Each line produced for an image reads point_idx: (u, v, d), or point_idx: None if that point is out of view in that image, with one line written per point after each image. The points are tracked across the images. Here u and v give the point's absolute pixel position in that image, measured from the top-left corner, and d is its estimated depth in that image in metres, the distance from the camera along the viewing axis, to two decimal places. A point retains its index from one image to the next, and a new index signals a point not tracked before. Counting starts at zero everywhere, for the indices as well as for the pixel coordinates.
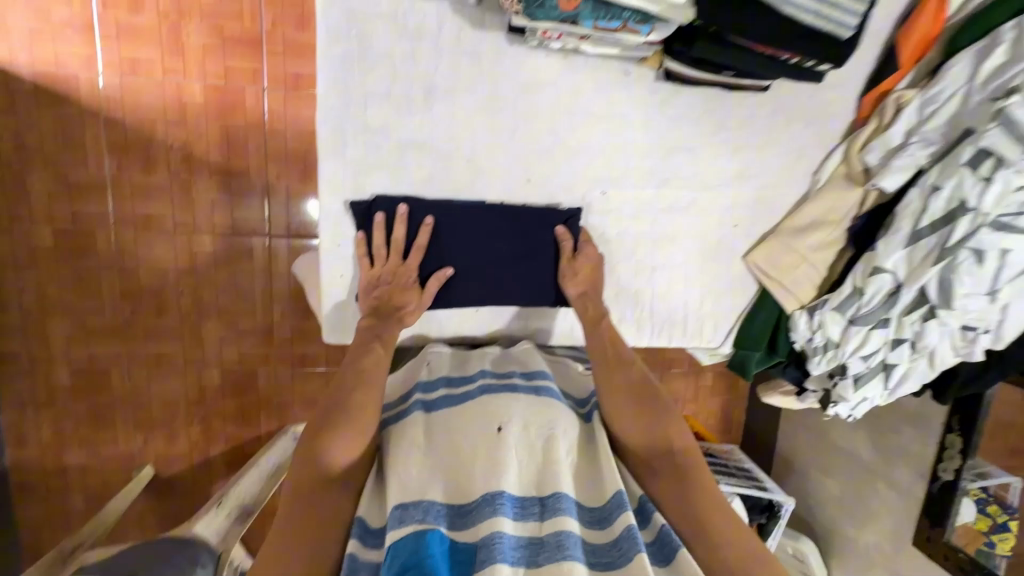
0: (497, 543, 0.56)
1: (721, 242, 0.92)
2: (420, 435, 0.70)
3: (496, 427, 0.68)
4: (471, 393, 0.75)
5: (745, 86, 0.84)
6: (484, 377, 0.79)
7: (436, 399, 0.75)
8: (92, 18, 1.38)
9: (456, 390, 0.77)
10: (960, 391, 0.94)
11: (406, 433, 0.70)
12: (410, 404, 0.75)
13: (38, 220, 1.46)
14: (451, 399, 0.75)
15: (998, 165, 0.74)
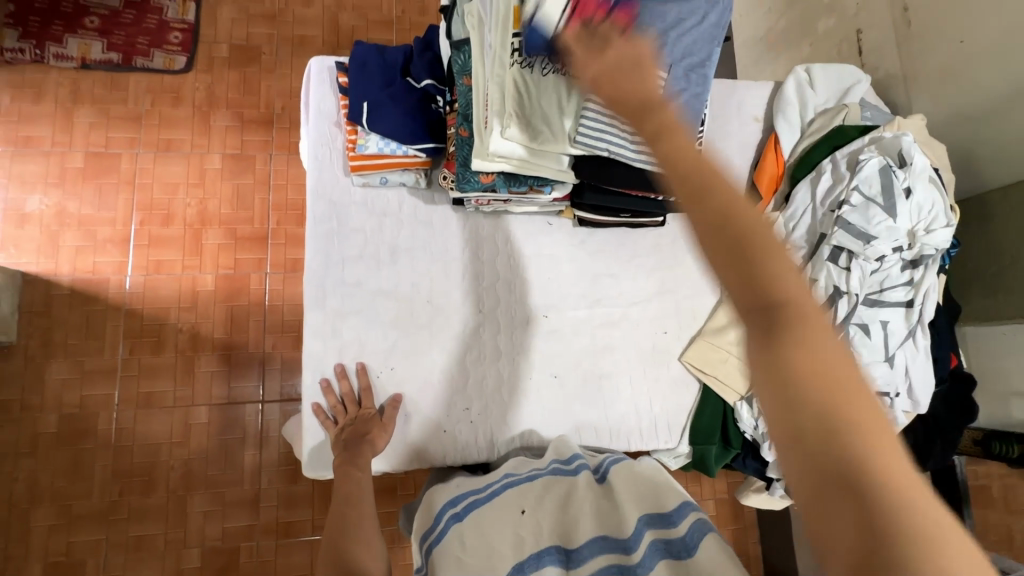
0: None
1: (657, 347, 1.05)
2: (458, 544, 0.74)
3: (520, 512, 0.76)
4: (494, 490, 0.81)
5: (643, 223, 1.06)
6: (506, 477, 0.84)
7: (462, 503, 0.80)
8: (130, 234, 1.69)
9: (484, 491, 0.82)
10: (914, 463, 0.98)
11: (445, 550, 0.74)
12: (443, 518, 0.79)
13: (47, 407, 1.57)
14: (478, 499, 0.80)
15: (851, 256, 0.93)
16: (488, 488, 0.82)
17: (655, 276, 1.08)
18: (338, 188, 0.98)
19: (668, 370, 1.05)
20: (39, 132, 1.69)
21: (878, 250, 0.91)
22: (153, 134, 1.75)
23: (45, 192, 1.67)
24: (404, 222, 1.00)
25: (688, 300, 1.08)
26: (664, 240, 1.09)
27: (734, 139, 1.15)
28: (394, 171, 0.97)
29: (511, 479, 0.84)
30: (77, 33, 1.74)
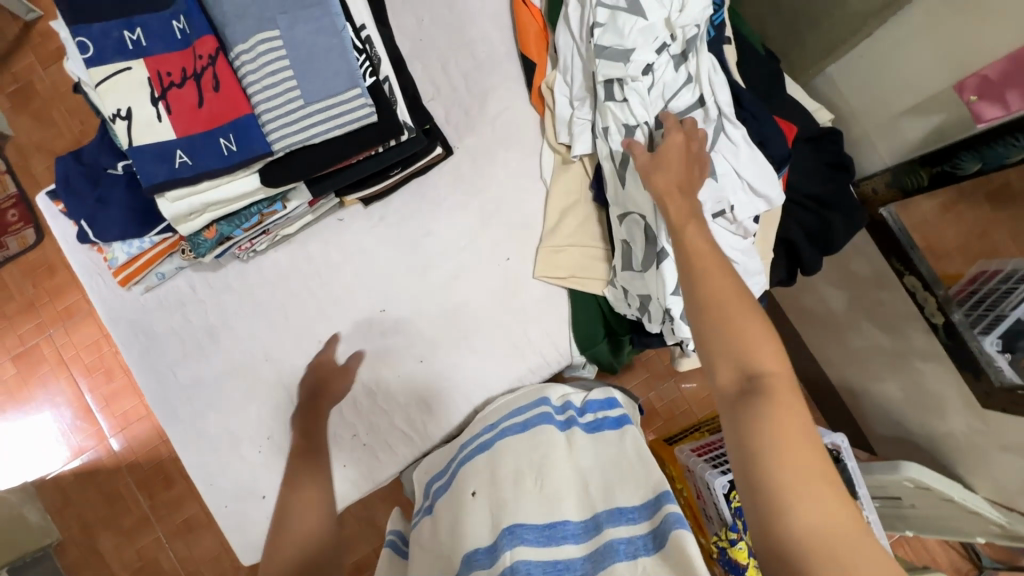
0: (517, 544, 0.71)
1: (507, 277, 0.97)
2: (423, 535, 0.85)
3: (471, 492, 0.81)
4: (452, 473, 0.89)
5: (427, 167, 0.96)
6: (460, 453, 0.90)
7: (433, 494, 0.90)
8: (89, 403, 1.78)
9: (447, 473, 0.90)
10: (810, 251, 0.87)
11: (416, 541, 0.85)
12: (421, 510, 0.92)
13: (118, 572, 1.74)
14: (443, 485, 0.89)
15: (622, 85, 0.78)
16: (450, 469, 0.90)
17: (471, 209, 0.98)
18: (129, 304, 0.95)
19: (529, 294, 0.97)
20: None
21: (641, 63, 0.76)
22: (52, 309, 1.79)
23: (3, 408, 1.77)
24: (206, 301, 0.96)
25: (516, 214, 0.98)
26: (462, 168, 0.98)
27: (480, 17, 0.99)
28: (161, 262, 0.93)
29: (468, 454, 0.87)
30: None
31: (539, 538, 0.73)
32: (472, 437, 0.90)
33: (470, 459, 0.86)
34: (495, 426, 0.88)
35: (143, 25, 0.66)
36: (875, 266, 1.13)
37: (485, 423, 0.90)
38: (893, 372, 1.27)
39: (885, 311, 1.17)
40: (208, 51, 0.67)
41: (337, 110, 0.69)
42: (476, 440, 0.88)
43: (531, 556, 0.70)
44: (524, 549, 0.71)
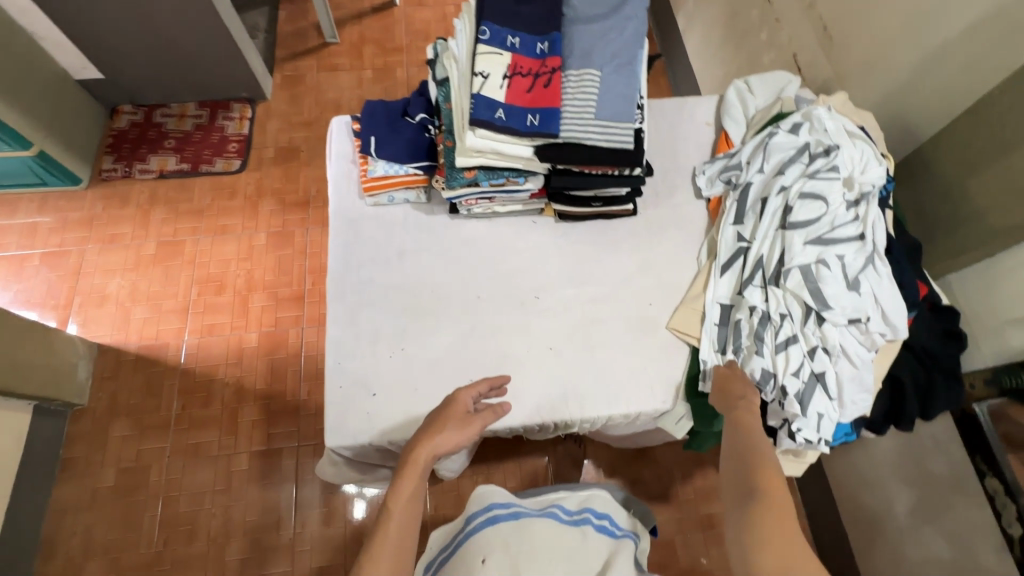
0: None
1: (644, 317, 1.14)
2: None
3: (480, 560, 0.94)
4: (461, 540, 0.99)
5: (616, 213, 1.21)
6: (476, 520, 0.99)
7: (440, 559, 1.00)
8: (188, 303, 1.94)
9: (452, 542, 1.01)
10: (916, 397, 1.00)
11: None
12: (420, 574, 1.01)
13: (108, 462, 1.71)
14: (450, 548, 0.99)
15: (800, 207, 1.02)
16: (456, 539, 1.01)
17: (634, 257, 1.20)
18: (355, 207, 1.19)
19: (656, 337, 1.12)
20: (122, 230, 2.05)
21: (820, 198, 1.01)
22: (212, 221, 2.08)
23: (123, 275, 1.98)
24: (408, 231, 1.18)
25: (668, 276, 1.18)
26: (639, 227, 1.23)
27: (690, 140, 1.33)
28: (399, 189, 1.18)
29: (478, 526, 0.98)
30: (158, 152, 2.18)
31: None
32: (488, 511, 0.99)
33: (480, 529, 0.97)
34: (513, 510, 1.00)
35: (521, 37, 1.00)
36: (954, 468, 1.20)
37: (496, 500, 1.01)
38: None
39: (954, 519, 1.20)
40: (554, 65, 0.99)
41: (613, 129, 0.98)
42: (487, 513, 0.99)
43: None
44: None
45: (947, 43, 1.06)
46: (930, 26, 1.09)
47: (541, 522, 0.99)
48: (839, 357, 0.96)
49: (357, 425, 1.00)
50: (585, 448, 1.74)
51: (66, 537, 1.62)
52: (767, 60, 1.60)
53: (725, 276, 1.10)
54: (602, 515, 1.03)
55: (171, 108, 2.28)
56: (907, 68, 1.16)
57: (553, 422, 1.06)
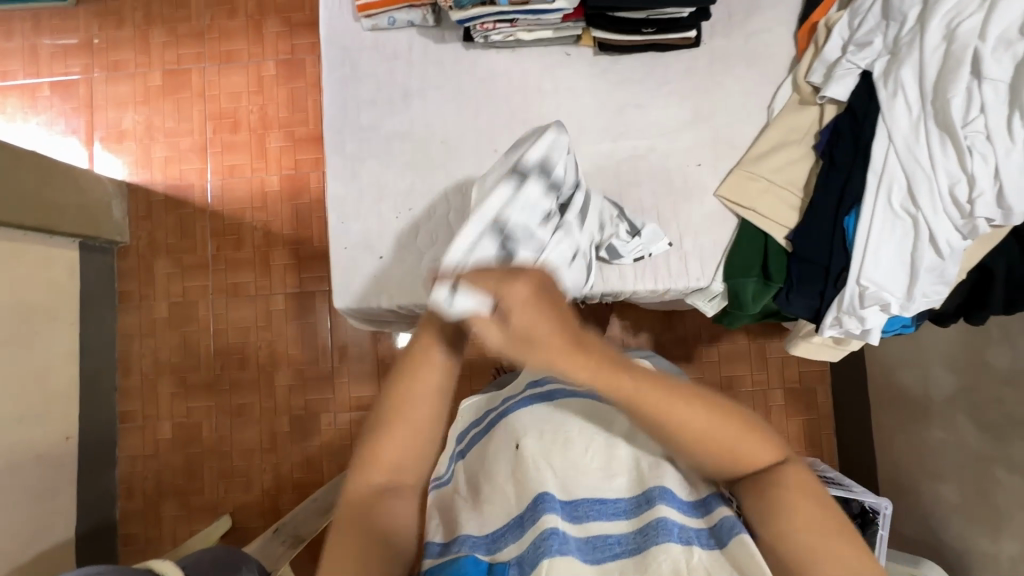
0: (544, 499, 0.61)
1: (688, 180, 0.96)
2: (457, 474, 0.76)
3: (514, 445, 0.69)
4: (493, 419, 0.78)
5: (673, 42, 0.95)
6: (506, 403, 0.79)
7: (466, 442, 0.80)
8: (205, 142, 1.86)
9: (484, 422, 0.81)
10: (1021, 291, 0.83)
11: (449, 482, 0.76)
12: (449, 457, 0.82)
13: (159, 296, 1.83)
14: (481, 428, 0.80)
15: (909, 56, 0.80)
16: (488, 419, 0.81)
17: (688, 104, 0.97)
18: (349, 33, 0.99)
19: (701, 206, 0.95)
20: (125, 56, 1.89)
21: (963, 42, 0.76)
22: (216, 47, 1.87)
23: (135, 109, 1.88)
24: (414, 64, 0.99)
25: (727, 127, 0.96)
26: (699, 63, 0.97)
27: None
28: (400, 9, 0.95)
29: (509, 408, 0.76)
30: None
31: (579, 511, 0.62)
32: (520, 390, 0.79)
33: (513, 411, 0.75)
34: (545, 387, 0.77)
35: None
36: (1015, 363, 1.10)
37: (531, 377, 0.79)
38: (962, 476, 1.23)
39: (998, 411, 1.14)
40: None
41: None
42: (519, 394, 0.77)
43: (572, 531, 0.60)
44: (602, 522, 0.61)
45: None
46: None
47: (581, 398, 0.73)
48: (922, 242, 0.79)
49: (365, 288, 0.96)
50: (613, 308, 1.69)
51: (137, 358, 1.82)
52: None
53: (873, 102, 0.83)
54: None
55: None
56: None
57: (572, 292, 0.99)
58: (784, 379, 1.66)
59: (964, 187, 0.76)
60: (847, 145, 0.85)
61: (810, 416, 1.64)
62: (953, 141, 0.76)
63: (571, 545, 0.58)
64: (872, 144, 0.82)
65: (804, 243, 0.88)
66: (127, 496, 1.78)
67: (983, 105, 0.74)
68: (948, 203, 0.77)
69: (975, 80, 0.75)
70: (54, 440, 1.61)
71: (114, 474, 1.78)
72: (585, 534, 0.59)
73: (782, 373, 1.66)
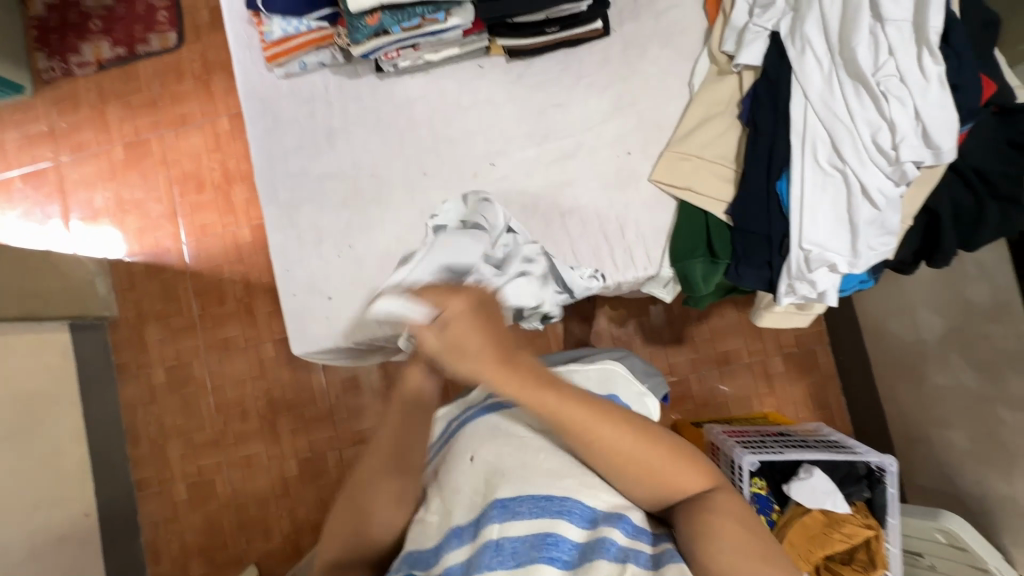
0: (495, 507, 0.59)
1: (620, 170, 0.94)
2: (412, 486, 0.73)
3: (468, 458, 0.67)
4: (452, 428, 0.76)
5: (581, 36, 0.94)
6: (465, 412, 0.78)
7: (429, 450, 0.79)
8: (175, 206, 1.90)
9: (444, 429, 0.79)
10: (978, 225, 0.78)
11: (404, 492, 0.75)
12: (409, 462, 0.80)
13: (155, 362, 1.87)
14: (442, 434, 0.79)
15: (811, 12, 0.78)
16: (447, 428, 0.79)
17: (608, 94, 0.95)
18: (265, 84, 1.00)
19: (638, 194, 0.93)
20: (86, 137, 1.94)
21: None
22: (170, 112, 1.91)
23: (105, 187, 1.93)
24: (332, 104, 0.99)
25: (651, 110, 0.94)
26: (612, 51, 0.96)
27: None
28: (308, 53, 0.96)
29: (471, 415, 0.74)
30: (89, 39, 1.93)
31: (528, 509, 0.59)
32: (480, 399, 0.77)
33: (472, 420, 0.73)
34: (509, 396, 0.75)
35: None
36: (997, 296, 1.06)
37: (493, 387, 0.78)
38: (968, 419, 1.19)
39: (991, 348, 1.10)
40: None
41: None
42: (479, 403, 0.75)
43: (521, 533, 0.57)
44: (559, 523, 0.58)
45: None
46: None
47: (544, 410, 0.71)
48: (856, 196, 0.77)
49: (319, 331, 0.96)
50: (595, 302, 1.66)
51: (143, 426, 1.86)
52: None
53: (785, 63, 0.81)
54: (611, 403, 0.80)
55: None
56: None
57: None
58: (781, 346, 1.61)
59: (886, 134, 0.74)
60: (768, 110, 0.83)
61: (813, 380, 1.59)
62: (868, 90, 0.74)
63: (517, 553, 0.56)
64: (790, 106, 0.80)
65: (744, 216, 0.86)
66: (156, 561, 1.82)
67: (891, 48, 0.72)
68: (874, 152, 0.75)
69: (878, 23, 0.73)
70: (74, 518, 1.65)
71: (140, 541, 1.82)
72: (533, 539, 0.57)
73: (777, 340, 1.61)
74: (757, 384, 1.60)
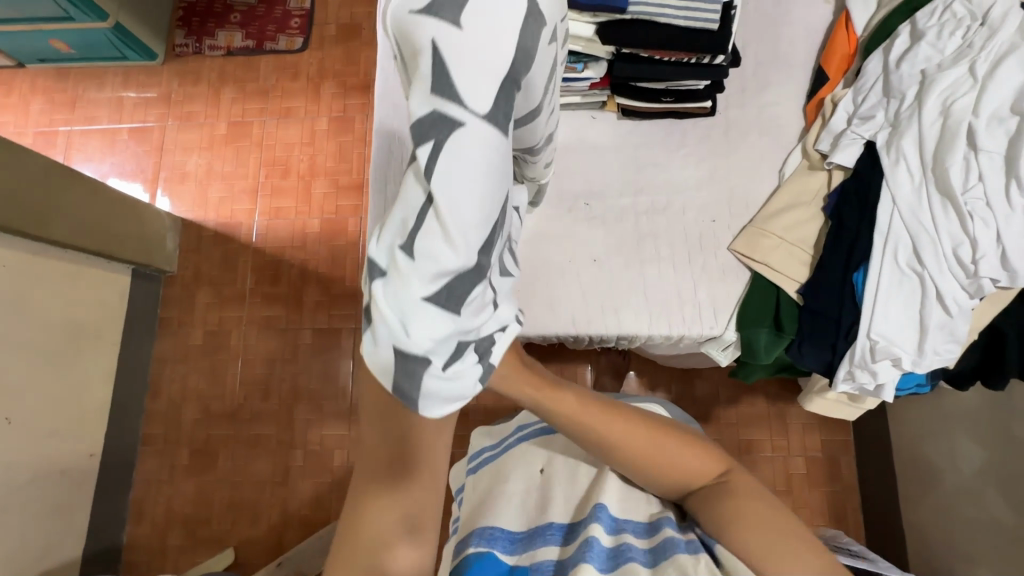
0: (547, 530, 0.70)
1: (703, 234, 1.01)
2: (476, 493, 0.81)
3: (540, 469, 0.80)
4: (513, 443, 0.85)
5: (690, 110, 1.04)
6: (523, 433, 0.86)
7: (483, 459, 0.86)
8: (257, 186, 2.02)
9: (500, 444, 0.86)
10: None
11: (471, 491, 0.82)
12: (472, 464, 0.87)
13: (196, 324, 1.93)
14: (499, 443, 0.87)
15: (909, 129, 0.87)
16: (503, 443, 0.87)
17: (704, 165, 1.04)
18: None
19: (716, 258, 1.00)
20: (196, 109, 2.11)
21: (959, 117, 0.82)
22: (277, 104, 2.08)
23: (200, 155, 2.07)
24: None
25: (741, 187, 1.03)
26: (714, 130, 1.06)
27: (798, 22, 1.09)
28: None
29: (531, 434, 0.85)
30: (225, 28, 2.14)
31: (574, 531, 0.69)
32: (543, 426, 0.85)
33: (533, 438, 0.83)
34: None
35: None
36: None
37: None
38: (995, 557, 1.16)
39: None
40: None
41: (695, 4, 0.80)
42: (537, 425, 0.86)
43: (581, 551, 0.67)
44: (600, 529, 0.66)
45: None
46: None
47: None
48: (930, 299, 0.82)
49: None
50: (631, 361, 1.69)
51: (166, 382, 1.90)
52: None
53: (876, 170, 0.89)
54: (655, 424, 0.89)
55: None
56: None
57: (588, 334, 1.00)
58: (807, 447, 1.59)
59: (967, 249, 0.80)
60: (854, 207, 0.90)
61: (834, 489, 1.56)
62: (954, 207, 0.81)
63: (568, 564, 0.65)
64: (878, 207, 0.87)
65: (815, 298, 0.91)
66: (137, 520, 1.79)
67: (981, 174, 0.79)
68: (953, 263, 0.81)
69: (972, 151, 0.81)
70: (79, 455, 1.66)
71: (128, 496, 1.80)
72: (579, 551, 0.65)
73: (803, 440, 1.60)
74: (776, 480, 1.58)
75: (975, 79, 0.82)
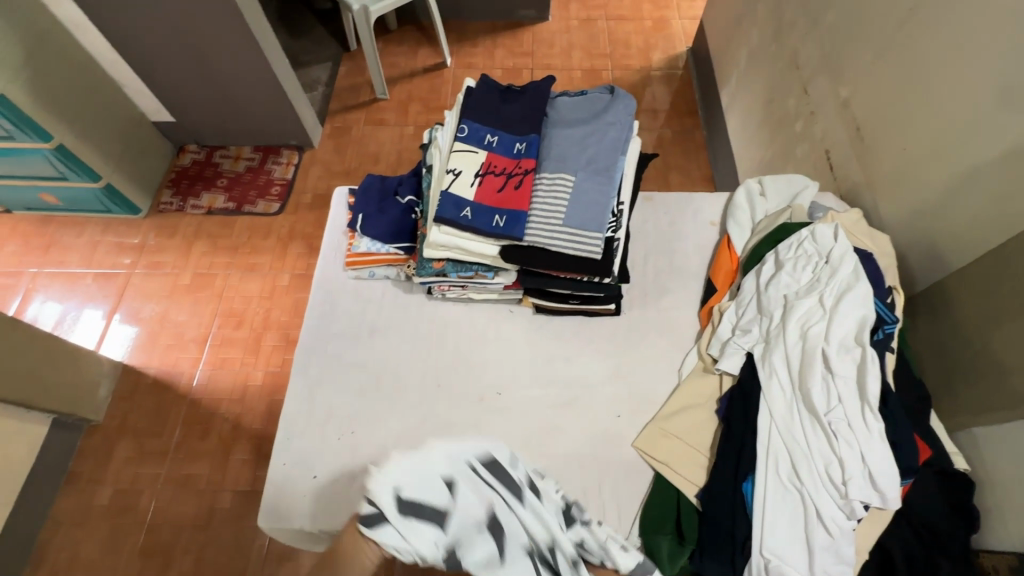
0: None
1: (608, 429, 1.05)
2: None
3: None
4: None
5: (595, 311, 1.15)
6: None
7: None
8: (208, 334, 2.06)
9: None
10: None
11: None
12: None
13: (108, 479, 1.80)
14: None
15: (778, 346, 0.96)
16: None
17: (609, 361, 1.12)
18: (335, 278, 1.21)
19: (619, 456, 1.02)
20: (165, 259, 2.23)
21: (816, 341, 0.92)
22: (243, 259, 2.21)
23: (158, 302, 2.14)
24: (382, 308, 1.18)
25: (643, 384, 1.09)
26: (619, 328, 1.16)
27: (689, 239, 1.27)
28: (380, 266, 1.19)
29: None
30: (210, 190, 2.37)
31: None
32: None
33: None
34: None
35: (500, 136, 1.00)
36: None
37: None
38: None
39: None
40: (527, 167, 0.97)
41: (580, 238, 0.94)
42: None
43: None
44: None
45: (996, 160, 0.98)
46: (1001, 127, 0.96)
47: None
48: (813, 518, 0.84)
49: (292, 507, 0.98)
50: None
51: (56, 548, 1.71)
52: (800, 153, 1.60)
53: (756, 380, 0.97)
54: None
55: (229, 151, 2.47)
56: (945, 181, 1.08)
57: None
58: None
59: (837, 469, 0.84)
60: (740, 415, 0.96)
61: None
62: (820, 424, 0.87)
63: None
64: (758, 418, 0.93)
65: (712, 506, 0.92)
66: None
67: (839, 397, 0.87)
68: (828, 483, 0.84)
69: (829, 374, 0.89)
70: None
71: None
72: None
73: None
74: None
75: (824, 310, 0.95)
